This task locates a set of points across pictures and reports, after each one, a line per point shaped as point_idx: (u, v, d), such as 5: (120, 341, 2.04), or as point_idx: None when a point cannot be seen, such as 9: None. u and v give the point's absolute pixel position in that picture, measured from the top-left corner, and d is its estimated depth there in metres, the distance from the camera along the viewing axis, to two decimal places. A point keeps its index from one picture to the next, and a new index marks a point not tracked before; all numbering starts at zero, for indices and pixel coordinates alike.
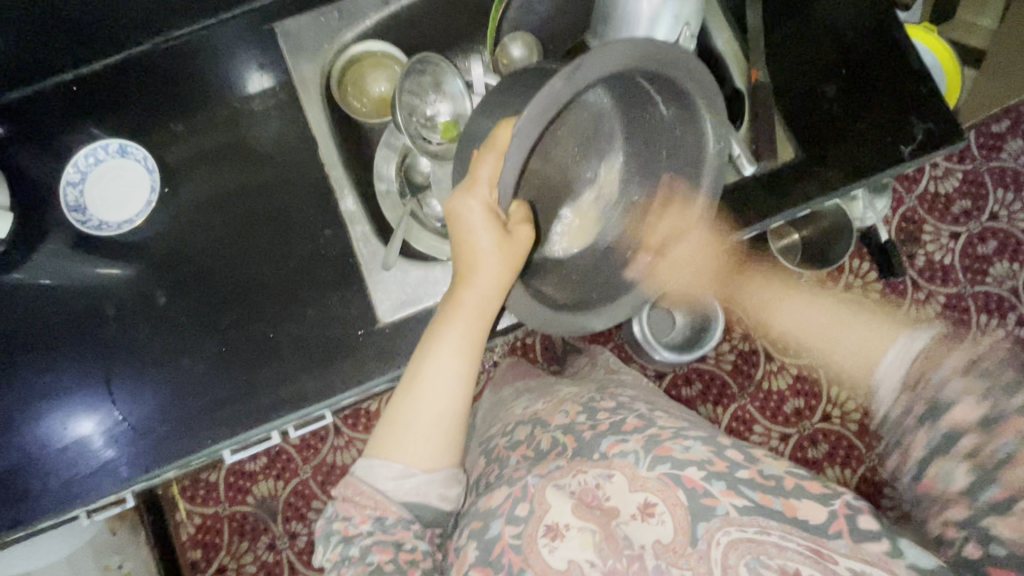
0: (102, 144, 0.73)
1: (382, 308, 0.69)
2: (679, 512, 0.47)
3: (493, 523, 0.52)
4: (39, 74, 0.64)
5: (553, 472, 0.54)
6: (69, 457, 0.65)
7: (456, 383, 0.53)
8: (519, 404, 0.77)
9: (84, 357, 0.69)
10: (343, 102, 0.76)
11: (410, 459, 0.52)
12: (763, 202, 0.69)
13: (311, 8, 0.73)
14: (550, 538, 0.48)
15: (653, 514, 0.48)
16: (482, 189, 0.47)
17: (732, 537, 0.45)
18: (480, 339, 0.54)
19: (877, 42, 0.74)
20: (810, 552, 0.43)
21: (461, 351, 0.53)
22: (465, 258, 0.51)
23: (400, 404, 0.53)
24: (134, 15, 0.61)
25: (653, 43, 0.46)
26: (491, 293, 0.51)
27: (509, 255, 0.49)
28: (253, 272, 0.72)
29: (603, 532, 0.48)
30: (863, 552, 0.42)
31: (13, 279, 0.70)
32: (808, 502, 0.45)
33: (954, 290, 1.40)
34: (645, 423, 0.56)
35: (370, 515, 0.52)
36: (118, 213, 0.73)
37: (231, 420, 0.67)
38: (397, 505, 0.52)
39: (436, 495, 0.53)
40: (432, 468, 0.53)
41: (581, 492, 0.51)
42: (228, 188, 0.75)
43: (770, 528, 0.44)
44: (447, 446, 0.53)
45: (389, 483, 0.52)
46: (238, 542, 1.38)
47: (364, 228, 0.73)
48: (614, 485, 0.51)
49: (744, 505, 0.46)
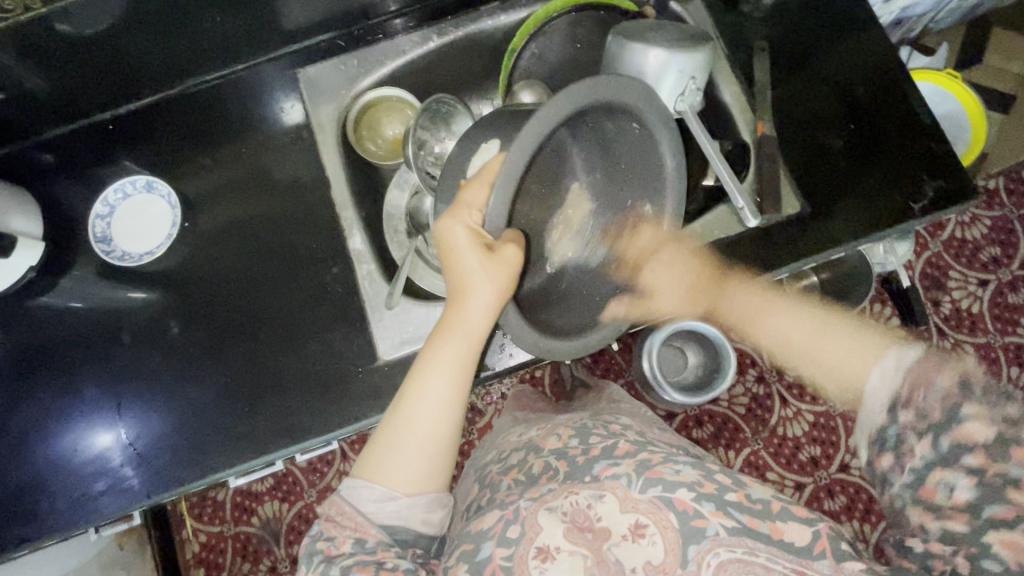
0: (131, 179, 0.77)
1: (382, 346, 0.69)
2: (669, 533, 0.48)
3: (483, 546, 0.51)
4: (83, 112, 0.74)
5: (545, 495, 0.53)
6: (76, 479, 0.67)
7: (446, 403, 0.53)
8: (516, 432, 0.79)
9: (99, 383, 0.72)
10: (360, 149, 0.78)
11: (391, 481, 0.52)
12: (763, 256, 0.69)
13: (332, 57, 0.78)
14: (541, 559, 0.48)
15: (644, 535, 0.48)
16: (467, 214, 0.48)
17: (722, 558, 0.46)
18: (474, 359, 0.54)
19: (885, 95, 0.73)
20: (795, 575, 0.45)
21: (453, 372, 0.53)
22: (457, 280, 0.52)
23: (389, 422, 0.53)
24: (167, 63, 0.71)
25: (604, 83, 0.48)
26: (484, 315, 0.52)
27: (496, 275, 0.48)
28: (261, 303, 0.74)
29: (595, 557, 0.47)
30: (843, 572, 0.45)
31: (39, 303, 0.74)
32: (794, 525, 0.48)
33: (982, 340, 1.35)
34: (635, 449, 0.57)
35: (351, 537, 0.51)
36: (140, 245, 0.76)
37: (232, 449, 0.68)
38: (377, 529, 0.51)
39: (418, 520, 0.53)
40: (412, 489, 0.52)
41: (573, 513, 0.50)
42: (243, 219, 0.77)
43: (758, 550, 0.47)
44: (432, 468, 0.53)
45: (369, 504, 0.52)
46: (240, 563, 1.40)
47: (370, 266, 0.73)
48: (605, 504, 0.50)
49: (732, 526, 0.48)
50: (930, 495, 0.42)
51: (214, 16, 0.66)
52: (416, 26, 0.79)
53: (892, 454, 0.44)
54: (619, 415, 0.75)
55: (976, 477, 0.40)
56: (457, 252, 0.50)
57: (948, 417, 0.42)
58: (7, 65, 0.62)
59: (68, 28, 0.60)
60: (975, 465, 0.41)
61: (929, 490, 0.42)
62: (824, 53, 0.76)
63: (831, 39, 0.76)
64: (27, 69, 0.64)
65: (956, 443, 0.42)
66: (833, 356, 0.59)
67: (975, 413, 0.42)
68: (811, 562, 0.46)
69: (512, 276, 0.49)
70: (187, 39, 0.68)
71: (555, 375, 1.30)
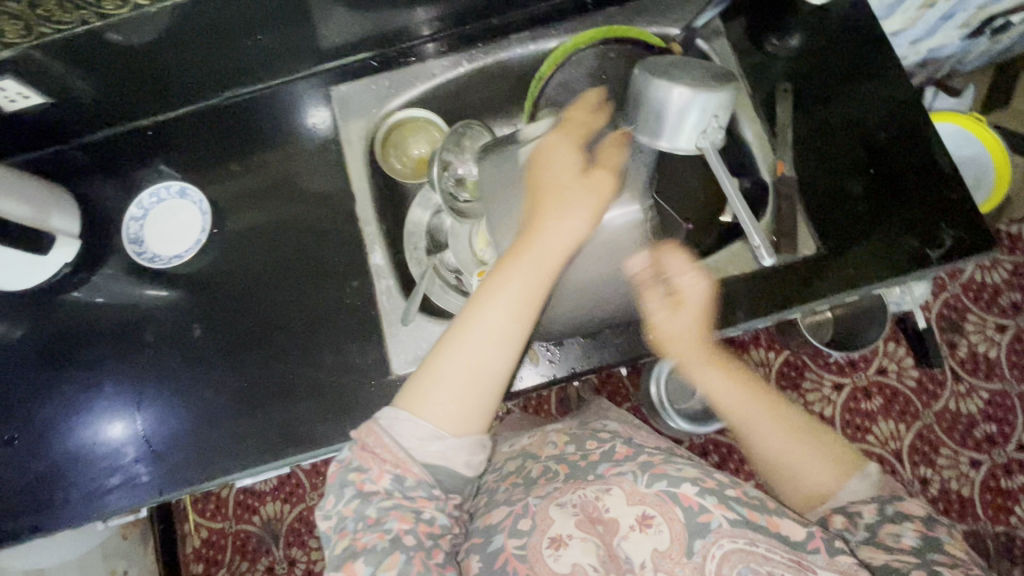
0: (165, 185, 0.79)
1: (396, 360, 0.71)
2: (676, 525, 0.49)
3: (495, 538, 0.52)
4: (124, 118, 0.78)
5: (552, 492, 0.54)
6: (92, 471, 0.69)
7: (508, 333, 0.53)
8: (508, 443, 0.80)
9: (120, 379, 0.74)
10: (386, 168, 0.81)
11: (438, 419, 0.51)
12: (777, 294, 0.70)
13: (365, 79, 0.81)
14: (554, 548, 0.49)
15: (650, 525, 0.49)
16: (569, 143, 0.60)
17: (726, 549, 0.48)
18: (539, 301, 0.55)
19: (908, 144, 0.74)
20: (793, 563, 0.47)
21: (517, 305, 0.54)
22: (541, 209, 0.58)
23: (447, 340, 0.54)
24: (210, 75, 0.75)
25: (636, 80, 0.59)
26: (566, 240, 0.57)
27: (590, 192, 0.57)
28: (279, 310, 0.75)
29: (605, 548, 0.49)
30: (837, 565, 0.47)
31: (69, 298, 0.76)
32: (790, 521, 0.50)
33: (998, 387, 1.33)
34: (633, 451, 0.59)
35: (390, 471, 0.49)
36: (170, 247, 0.78)
37: (243, 452, 0.69)
38: (420, 467, 0.50)
39: (462, 463, 0.51)
40: (457, 428, 0.52)
41: (582, 504, 0.52)
42: (266, 225, 0.78)
43: (758, 540, 0.48)
44: (481, 402, 0.52)
45: (412, 440, 0.50)
46: (239, 561, 1.41)
47: (389, 281, 0.75)
48: (613, 497, 0.52)
49: (734, 518, 0.49)
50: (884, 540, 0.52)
51: (257, 33, 0.69)
52: (449, 50, 0.81)
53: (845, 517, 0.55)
54: (606, 423, 0.76)
55: (919, 531, 0.51)
56: (550, 177, 0.58)
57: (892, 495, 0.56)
58: (59, 71, 0.65)
59: (118, 38, 0.63)
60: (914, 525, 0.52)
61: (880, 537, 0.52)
62: (846, 95, 0.77)
63: (854, 83, 0.77)
64: (77, 75, 0.67)
65: (899, 511, 0.54)
66: (815, 439, 0.61)
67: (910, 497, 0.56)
68: (805, 555, 0.48)
69: (601, 196, 0.58)
70: (229, 53, 0.71)
71: (561, 395, 1.31)
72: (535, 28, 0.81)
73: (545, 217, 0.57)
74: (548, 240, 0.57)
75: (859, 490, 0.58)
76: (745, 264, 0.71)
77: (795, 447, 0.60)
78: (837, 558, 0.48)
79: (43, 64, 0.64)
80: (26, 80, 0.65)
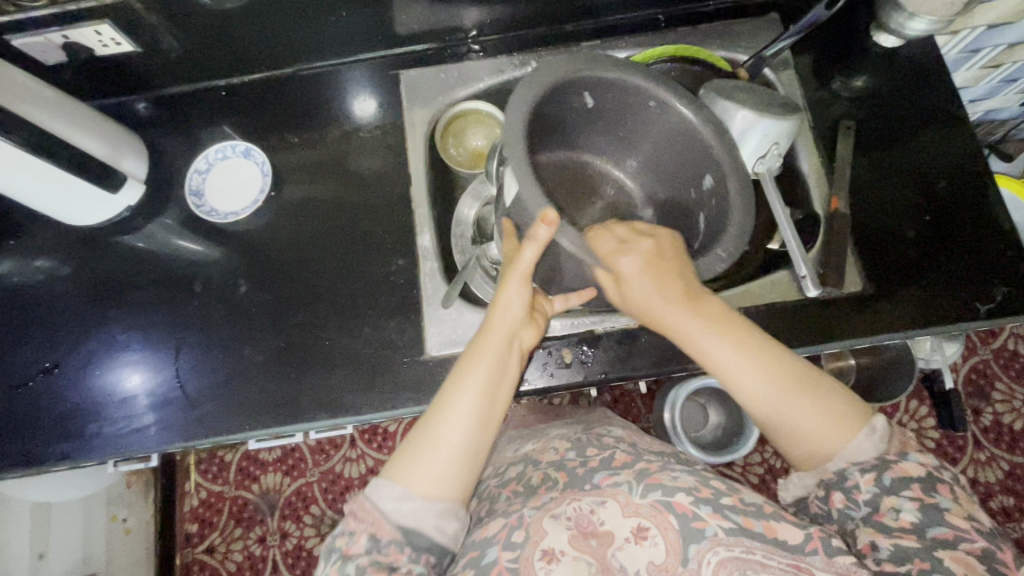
0: (232, 143, 0.81)
1: (431, 340, 0.70)
2: (670, 534, 0.51)
3: (488, 551, 0.53)
4: (201, 78, 0.81)
5: (547, 503, 0.55)
6: (124, 409, 0.71)
7: (470, 412, 0.56)
8: (510, 448, 0.81)
9: (161, 325, 0.75)
10: (442, 151, 0.82)
11: (412, 482, 0.53)
12: (818, 327, 0.69)
13: (433, 66, 0.83)
14: (546, 561, 0.50)
15: (647, 537, 0.51)
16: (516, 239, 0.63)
17: (722, 556, 0.50)
18: (494, 395, 0.57)
19: (968, 195, 0.74)
20: (790, 566, 0.49)
21: (477, 395, 0.56)
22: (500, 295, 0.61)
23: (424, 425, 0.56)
24: (289, 46, 0.78)
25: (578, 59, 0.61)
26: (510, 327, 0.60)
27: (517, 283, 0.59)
28: (318, 278, 0.75)
29: (599, 564, 0.50)
30: (835, 566, 0.50)
31: (123, 242, 0.79)
32: (785, 524, 0.53)
33: (1020, 459, 1.30)
34: (633, 458, 0.60)
35: (366, 531, 0.51)
36: (229, 204, 0.80)
37: (268, 412, 0.70)
38: (393, 527, 0.51)
39: (431, 525, 0.52)
40: (433, 492, 0.52)
41: (576, 517, 0.53)
42: (319, 194, 0.80)
43: (754, 549, 0.50)
44: (452, 472, 0.54)
45: (388, 502, 0.52)
46: (233, 527, 1.42)
47: (434, 263, 0.74)
48: (608, 510, 0.53)
49: (730, 526, 0.51)
50: (882, 517, 0.53)
51: (341, 11, 0.72)
52: (518, 50, 0.83)
53: (845, 492, 0.56)
54: (609, 429, 0.78)
55: (917, 501, 0.53)
56: (506, 301, 0.60)
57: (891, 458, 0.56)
58: (152, 23, 0.69)
59: (208, 3, 0.67)
60: (912, 495, 0.53)
61: (879, 513, 0.54)
62: (910, 140, 0.77)
63: (919, 128, 0.77)
64: (167, 29, 0.70)
65: (898, 478, 0.54)
66: (825, 411, 0.57)
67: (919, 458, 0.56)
68: (804, 557, 0.50)
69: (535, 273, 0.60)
70: (311, 26, 0.74)
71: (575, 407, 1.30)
72: (604, 38, 0.82)
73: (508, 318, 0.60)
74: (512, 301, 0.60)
75: (868, 450, 0.56)
76: (790, 292, 0.70)
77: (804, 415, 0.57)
78: (834, 560, 0.50)
79: (139, 16, 0.67)
80: (120, 28, 0.68)
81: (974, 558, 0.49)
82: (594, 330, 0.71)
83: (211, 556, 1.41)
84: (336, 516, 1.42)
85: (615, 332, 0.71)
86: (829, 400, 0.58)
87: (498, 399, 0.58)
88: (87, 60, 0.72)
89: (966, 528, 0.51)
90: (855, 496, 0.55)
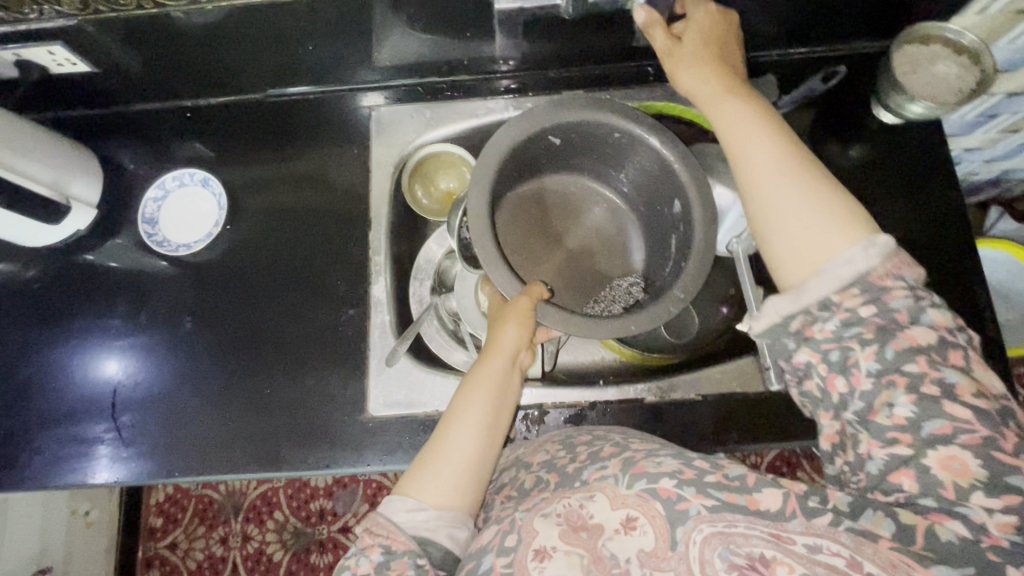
0: (190, 171, 0.78)
1: (373, 403, 0.68)
2: (659, 521, 0.43)
3: (484, 559, 0.45)
4: (167, 98, 0.78)
5: (539, 504, 0.48)
6: (58, 442, 0.70)
7: (483, 430, 0.51)
8: None
9: (102, 357, 0.73)
10: (409, 195, 0.78)
11: (424, 494, 0.48)
12: (777, 423, 0.66)
13: (409, 105, 0.80)
14: (538, 561, 0.43)
15: (635, 526, 0.43)
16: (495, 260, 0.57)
17: (706, 533, 0.41)
18: (503, 414, 0.53)
19: (955, 292, 0.69)
20: (772, 537, 0.41)
21: (490, 412, 0.52)
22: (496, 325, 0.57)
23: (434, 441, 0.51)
24: (256, 74, 0.74)
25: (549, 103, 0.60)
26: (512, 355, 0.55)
27: (517, 313, 0.55)
28: (268, 321, 0.73)
29: (592, 555, 0.42)
30: (815, 528, 0.41)
31: (75, 261, 0.77)
32: (767, 491, 0.43)
33: None
34: (619, 449, 0.52)
35: (381, 544, 0.46)
36: (182, 235, 0.78)
37: (202, 458, 0.68)
38: (407, 537, 0.46)
39: (444, 535, 0.47)
40: (445, 502, 0.48)
41: (566, 513, 0.45)
42: (277, 228, 0.77)
43: (737, 521, 0.42)
44: (467, 486, 0.49)
45: (401, 515, 0.47)
46: (196, 525, 1.43)
47: (386, 317, 0.72)
48: (597, 503, 0.45)
49: (713, 505, 0.43)
50: (875, 415, 0.44)
51: (309, 43, 0.68)
52: (495, 95, 0.80)
53: (846, 375, 0.45)
54: None
55: (916, 394, 0.42)
56: (506, 325, 0.55)
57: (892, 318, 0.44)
58: (109, 46, 0.65)
59: (179, 15, 0.60)
60: (915, 372, 0.43)
61: (873, 412, 0.44)
62: (902, 229, 0.72)
63: (908, 216, 0.72)
64: (124, 51, 0.67)
65: (903, 349, 0.43)
66: (821, 231, 0.47)
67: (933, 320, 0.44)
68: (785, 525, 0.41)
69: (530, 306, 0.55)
70: (279, 57, 0.71)
71: None
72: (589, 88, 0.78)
73: (512, 340, 0.55)
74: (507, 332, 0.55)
75: (857, 266, 0.45)
76: (750, 384, 0.68)
77: (808, 229, 0.47)
78: (814, 521, 0.41)
79: (94, 38, 0.64)
80: (73, 48, 0.65)
81: (970, 453, 0.41)
82: (542, 405, 0.69)
83: (173, 552, 1.42)
84: (299, 524, 1.42)
85: (563, 409, 0.68)
86: (831, 208, 0.47)
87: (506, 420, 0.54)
88: (42, 77, 0.69)
89: (969, 417, 0.41)
90: (856, 378, 0.44)
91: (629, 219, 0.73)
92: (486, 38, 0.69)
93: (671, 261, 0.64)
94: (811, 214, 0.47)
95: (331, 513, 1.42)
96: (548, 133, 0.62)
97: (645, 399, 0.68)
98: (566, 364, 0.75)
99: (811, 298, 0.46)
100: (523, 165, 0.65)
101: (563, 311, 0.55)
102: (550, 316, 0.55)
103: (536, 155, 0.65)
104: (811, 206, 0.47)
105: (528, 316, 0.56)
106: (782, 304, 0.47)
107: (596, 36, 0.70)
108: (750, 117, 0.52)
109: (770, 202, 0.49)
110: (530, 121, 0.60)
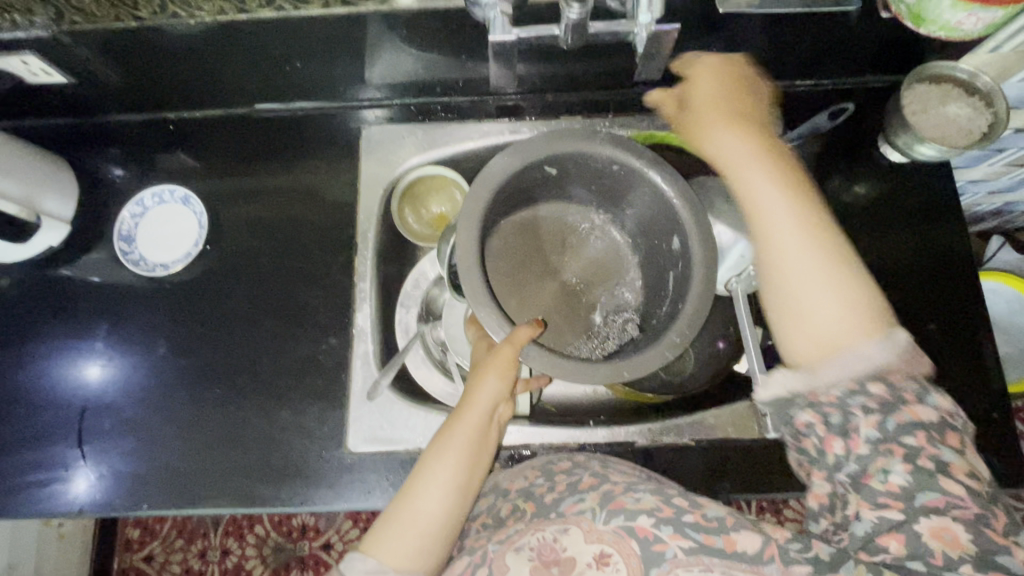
0: (171, 188, 0.75)
1: (352, 438, 0.65)
2: (633, 561, 0.41)
3: None
4: (150, 109, 0.75)
5: (512, 536, 0.46)
6: (18, 469, 0.66)
7: (452, 488, 0.49)
8: None
9: (68, 380, 0.70)
10: (399, 221, 0.75)
11: (386, 556, 0.46)
12: (769, 473, 0.64)
13: (402, 124, 0.77)
14: None
15: (608, 564, 0.41)
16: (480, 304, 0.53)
17: None
18: (475, 470, 0.51)
19: (960, 340, 0.67)
20: None
21: (461, 470, 0.49)
22: (474, 375, 0.54)
23: (401, 498, 0.49)
24: (242, 88, 0.71)
25: (545, 134, 0.58)
26: (489, 407, 0.52)
27: (498, 365, 0.52)
28: (246, 347, 0.70)
29: None
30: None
31: (46, 277, 0.74)
32: (746, 531, 0.40)
33: None
34: (599, 480, 0.49)
35: None
36: (159, 254, 0.74)
37: (170, 491, 0.65)
38: None
39: None
40: (407, 566, 0.46)
41: (539, 547, 0.43)
42: (259, 249, 0.74)
43: (712, 566, 0.39)
44: (432, 547, 0.47)
45: None
46: (175, 538, 1.40)
47: (369, 347, 0.69)
48: (571, 537, 0.43)
49: (690, 546, 0.40)
50: (867, 479, 0.41)
51: (296, 61, 0.65)
52: (492, 118, 0.77)
53: (845, 438, 0.42)
54: None
55: (912, 465, 0.40)
56: (485, 376, 0.52)
57: (897, 398, 0.42)
58: (85, 58, 0.62)
59: (154, 27, 0.57)
60: (914, 444, 0.40)
61: (866, 476, 0.41)
62: (909, 271, 0.69)
63: (913, 257, 0.70)
64: (102, 63, 0.64)
65: (905, 423, 0.41)
66: (839, 317, 0.44)
67: (943, 404, 0.42)
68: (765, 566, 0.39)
69: (511, 357, 0.52)
70: (266, 73, 0.68)
71: None
72: (589, 114, 0.76)
73: (490, 393, 0.52)
74: (485, 384, 0.52)
75: (876, 360, 0.43)
76: (748, 429, 0.65)
77: (825, 311, 0.44)
78: (792, 567, 0.39)
79: (70, 50, 0.61)
80: (50, 60, 0.62)
81: (962, 526, 0.38)
82: (530, 444, 0.66)
83: (150, 565, 1.38)
84: (280, 539, 1.39)
85: (551, 448, 0.66)
86: (848, 293, 0.45)
87: (478, 476, 0.51)
88: (17, 86, 0.66)
89: (960, 491, 0.39)
90: (854, 443, 0.42)
91: (626, 248, 0.71)
92: (482, 60, 0.67)
93: (668, 300, 0.61)
94: (827, 295, 0.45)
95: (313, 529, 1.39)
96: (544, 164, 0.59)
97: (636, 442, 0.66)
98: (558, 398, 0.72)
99: (824, 381, 0.44)
100: (518, 193, 0.62)
101: (553, 354, 0.52)
102: (537, 364, 0.51)
103: (532, 183, 0.62)
104: (828, 289, 0.45)
105: (509, 369, 0.53)
106: (791, 380, 0.45)
107: (597, 63, 0.68)
108: (775, 190, 0.49)
109: (783, 279, 0.46)
110: (526, 152, 0.57)
